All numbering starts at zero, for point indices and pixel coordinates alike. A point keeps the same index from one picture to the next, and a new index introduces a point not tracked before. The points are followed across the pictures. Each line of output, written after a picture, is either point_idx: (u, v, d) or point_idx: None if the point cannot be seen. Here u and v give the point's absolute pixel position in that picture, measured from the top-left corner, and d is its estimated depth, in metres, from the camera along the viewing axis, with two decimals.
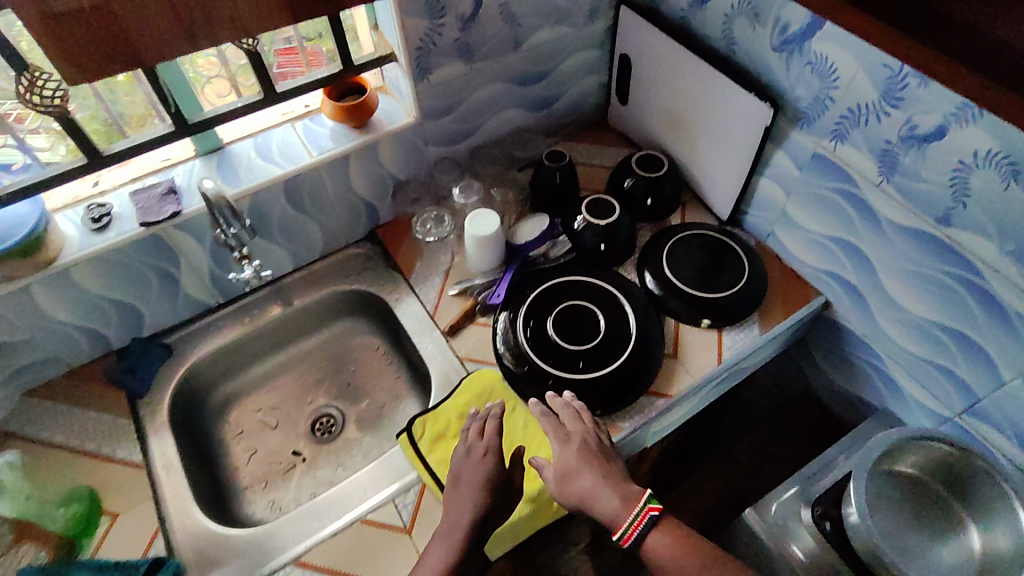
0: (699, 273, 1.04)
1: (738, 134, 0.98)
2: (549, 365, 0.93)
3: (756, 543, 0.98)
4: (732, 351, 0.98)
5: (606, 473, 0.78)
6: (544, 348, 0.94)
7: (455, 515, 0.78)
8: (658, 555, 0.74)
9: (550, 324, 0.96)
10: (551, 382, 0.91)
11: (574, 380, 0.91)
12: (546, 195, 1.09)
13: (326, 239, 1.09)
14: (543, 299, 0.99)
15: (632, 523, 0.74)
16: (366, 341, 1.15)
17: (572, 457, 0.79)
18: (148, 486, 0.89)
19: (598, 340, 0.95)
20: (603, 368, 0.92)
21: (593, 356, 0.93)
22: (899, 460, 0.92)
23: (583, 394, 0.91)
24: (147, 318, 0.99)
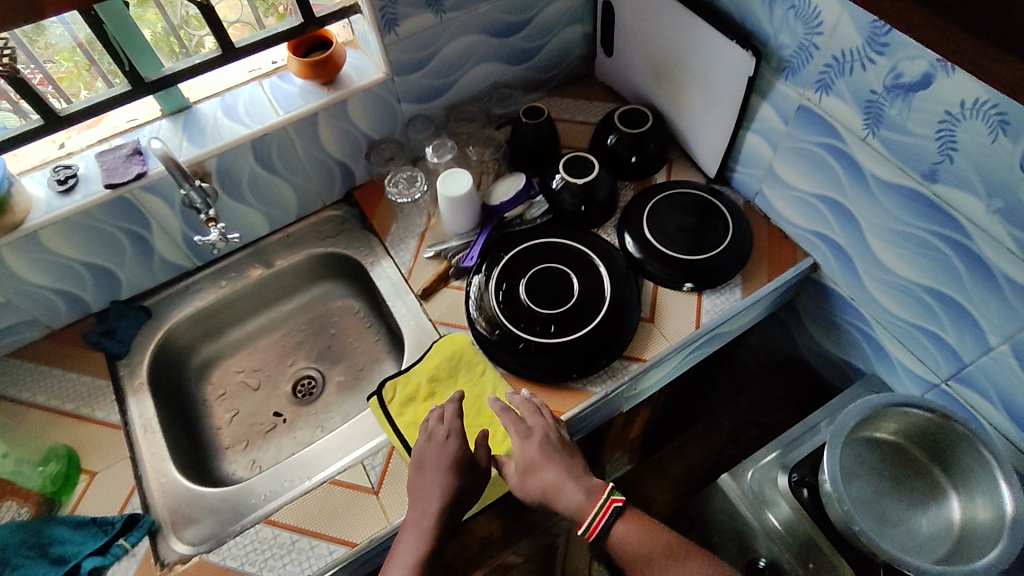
0: (681, 233, 1.00)
1: (722, 87, 0.93)
2: (520, 329, 0.91)
3: (732, 508, 0.97)
4: (712, 315, 0.95)
5: (568, 466, 0.80)
6: (516, 312, 0.93)
7: (424, 496, 0.78)
8: (624, 544, 0.75)
9: (522, 287, 0.94)
10: (521, 346, 0.90)
11: (545, 344, 0.90)
12: (524, 153, 1.06)
13: (301, 201, 1.08)
14: (518, 262, 0.97)
15: (596, 516, 0.76)
16: (346, 304, 1.14)
17: (534, 452, 0.81)
18: (126, 445, 0.91)
19: (571, 304, 0.93)
20: (574, 332, 0.91)
21: (565, 320, 0.91)
22: (878, 427, 0.89)
23: (554, 358, 0.90)
24: (125, 281, 1.00)
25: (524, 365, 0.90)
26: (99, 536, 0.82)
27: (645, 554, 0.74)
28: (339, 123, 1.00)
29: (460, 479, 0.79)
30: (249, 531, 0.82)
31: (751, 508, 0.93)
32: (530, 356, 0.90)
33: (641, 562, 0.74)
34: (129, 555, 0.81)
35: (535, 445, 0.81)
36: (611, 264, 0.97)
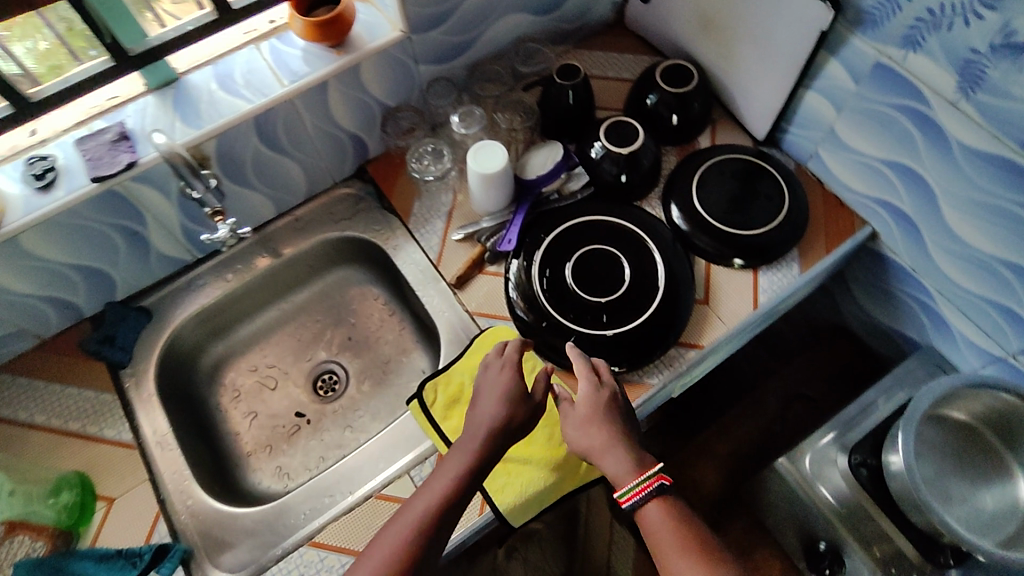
0: (731, 204, 0.91)
1: (787, 42, 0.83)
2: (569, 320, 0.84)
3: (787, 489, 0.94)
4: (769, 294, 0.89)
5: (622, 433, 0.72)
6: (564, 301, 0.85)
7: (473, 420, 0.72)
8: (656, 526, 0.65)
9: (569, 273, 0.86)
10: (573, 339, 0.83)
11: (598, 338, 0.83)
12: (558, 118, 0.95)
13: (309, 179, 0.96)
14: (561, 243, 0.89)
15: (638, 485, 0.67)
16: (364, 290, 1.05)
17: (593, 404, 0.73)
18: (143, 466, 0.82)
19: (624, 291, 0.86)
20: (629, 323, 0.84)
21: (617, 309, 0.84)
22: (951, 405, 0.85)
23: (608, 352, 0.83)
24: (119, 280, 0.89)
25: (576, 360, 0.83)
26: (129, 569, 0.74)
27: (678, 541, 0.63)
28: (350, 90, 0.88)
29: (513, 406, 0.72)
30: (293, 556, 0.75)
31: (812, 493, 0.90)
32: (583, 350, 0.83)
33: (670, 548, 0.63)
34: None
35: (597, 397, 0.74)
36: (663, 242, 0.89)
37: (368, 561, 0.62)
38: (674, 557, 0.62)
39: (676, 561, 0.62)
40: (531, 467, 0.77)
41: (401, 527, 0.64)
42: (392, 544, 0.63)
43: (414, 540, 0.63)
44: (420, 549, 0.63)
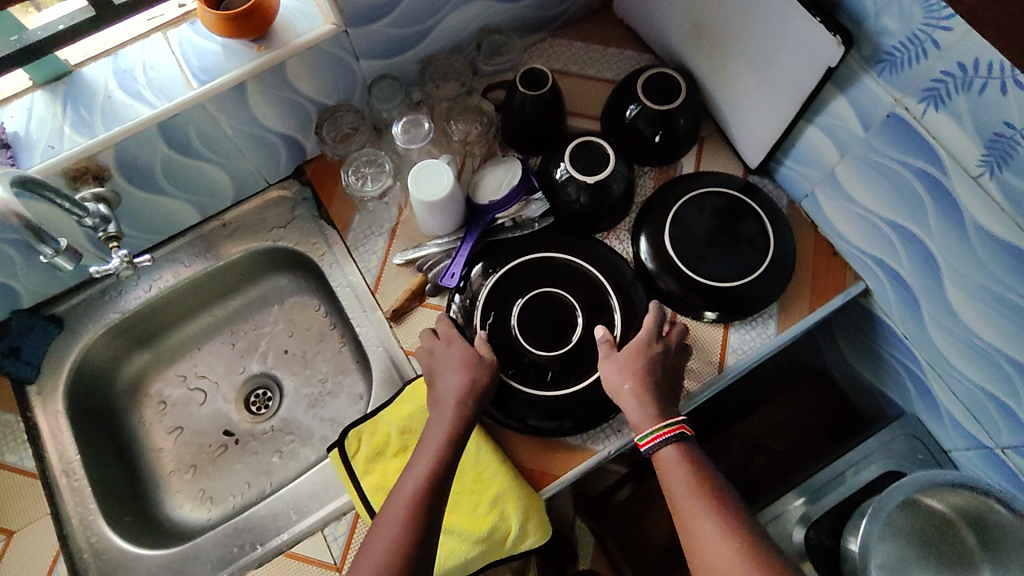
0: (708, 248, 0.80)
1: (790, 72, 0.70)
2: (510, 374, 0.76)
3: None
4: (740, 355, 0.79)
5: (653, 383, 0.70)
6: (506, 352, 0.76)
7: (438, 402, 0.71)
8: (669, 469, 0.66)
9: (515, 321, 0.77)
10: (512, 395, 0.75)
11: (541, 397, 0.75)
12: (520, 129, 0.83)
13: (237, 181, 0.86)
14: (510, 285, 0.79)
15: (656, 430, 0.67)
16: (303, 301, 0.96)
17: (638, 350, 0.72)
18: (47, 497, 0.78)
19: (574, 344, 0.77)
20: (575, 384, 0.75)
21: (564, 366, 0.76)
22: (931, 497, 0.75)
23: (556, 412, 0.75)
24: (22, 290, 0.82)
25: (518, 420, 0.75)
26: None
27: (690, 486, 0.64)
28: (276, 90, 0.76)
29: (472, 376, 0.71)
30: None
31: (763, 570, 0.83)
32: (524, 408, 0.75)
33: (682, 490, 0.64)
34: None
35: (648, 340, 0.73)
36: (623, 288, 0.79)
37: (372, 553, 0.63)
38: (685, 499, 0.64)
39: (686, 502, 0.64)
40: (450, 536, 0.72)
41: (395, 517, 0.64)
42: (391, 535, 0.63)
43: (411, 526, 0.63)
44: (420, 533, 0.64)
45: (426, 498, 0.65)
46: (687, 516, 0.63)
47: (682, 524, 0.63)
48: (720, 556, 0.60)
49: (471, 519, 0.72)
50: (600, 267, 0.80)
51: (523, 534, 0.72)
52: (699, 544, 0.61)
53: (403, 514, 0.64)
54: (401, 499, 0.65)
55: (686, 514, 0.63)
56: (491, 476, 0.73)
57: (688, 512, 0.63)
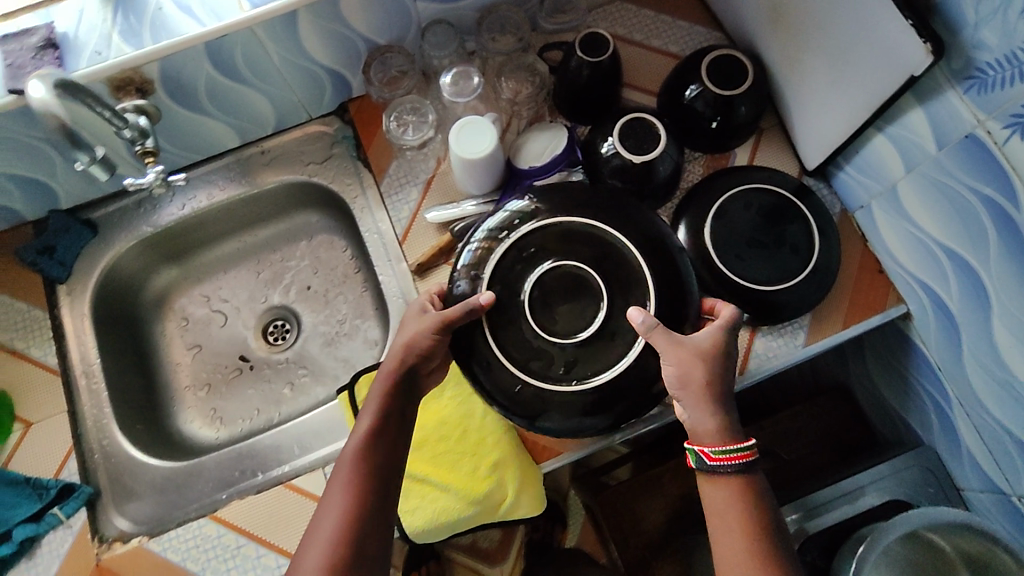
0: (747, 247, 0.76)
1: (870, 74, 0.65)
2: (518, 363, 0.59)
3: None
4: (762, 361, 0.76)
5: (724, 385, 0.60)
6: (512, 334, 0.60)
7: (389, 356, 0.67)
8: (721, 503, 0.58)
9: (526, 300, 0.60)
10: (519, 390, 0.60)
11: (557, 394, 0.59)
12: (572, 95, 0.80)
13: (280, 111, 0.85)
14: (525, 248, 0.61)
15: (730, 452, 0.57)
16: (331, 240, 0.96)
17: (713, 344, 0.60)
18: (65, 394, 0.80)
19: (597, 328, 0.59)
20: (595, 376, 0.59)
21: (584, 356, 0.59)
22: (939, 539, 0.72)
23: (575, 412, 0.60)
24: (59, 190, 0.83)
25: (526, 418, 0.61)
26: (33, 500, 0.74)
27: (744, 529, 0.56)
28: (328, 23, 0.74)
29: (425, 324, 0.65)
30: (193, 525, 0.73)
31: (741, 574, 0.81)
32: (533, 406, 0.60)
33: (733, 534, 0.56)
34: (64, 527, 0.74)
35: (727, 333, 0.62)
36: (664, 262, 0.61)
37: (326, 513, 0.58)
38: (735, 544, 0.56)
39: (734, 546, 0.56)
40: (445, 495, 0.72)
41: (341, 471, 0.60)
42: (349, 479, 0.59)
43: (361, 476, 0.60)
44: (379, 474, 0.60)
45: (379, 438, 0.62)
46: (734, 562, 0.55)
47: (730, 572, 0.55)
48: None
49: (468, 481, 0.73)
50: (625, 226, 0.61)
51: (516, 503, 0.72)
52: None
53: (358, 458, 0.60)
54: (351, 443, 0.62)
55: (733, 559, 0.55)
56: (493, 441, 0.74)
57: (735, 557, 0.55)
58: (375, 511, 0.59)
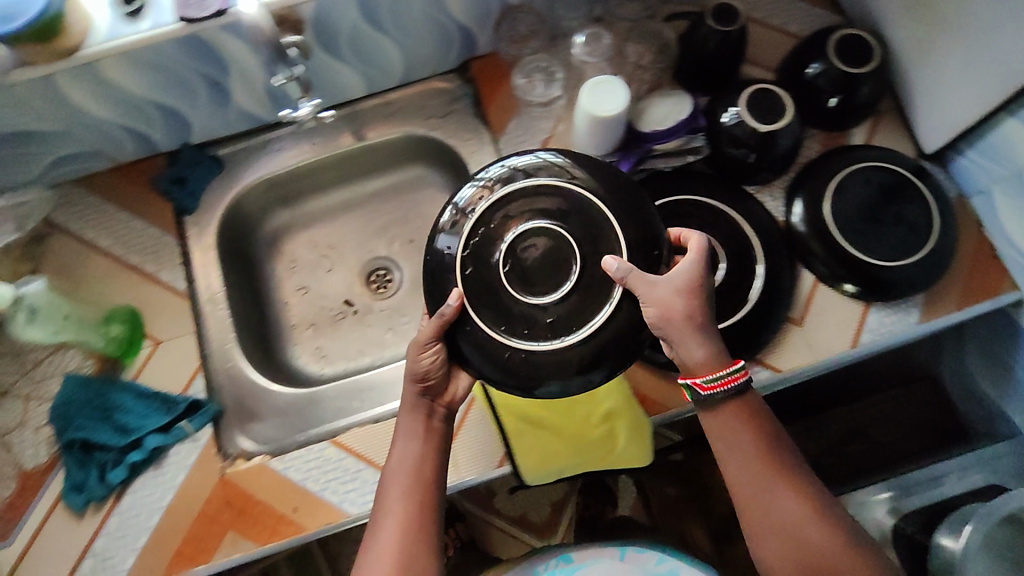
0: (865, 223, 0.79)
1: (1010, 55, 0.66)
2: (501, 331, 0.56)
3: None
4: (872, 337, 0.79)
5: (708, 314, 0.61)
6: (493, 304, 0.56)
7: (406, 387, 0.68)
8: (728, 432, 0.63)
9: (501, 271, 0.56)
10: (507, 356, 0.56)
11: (547, 356, 0.55)
12: (695, 64, 0.82)
13: (408, 64, 0.89)
14: (490, 220, 0.57)
15: (726, 377, 0.61)
16: (437, 197, 0.99)
17: (692, 275, 0.60)
18: (192, 318, 0.84)
19: (574, 283, 0.55)
20: (578, 332, 0.55)
21: (571, 310, 0.55)
22: None
23: (572, 372, 0.55)
24: (195, 124, 0.86)
25: (520, 385, 0.56)
26: (162, 413, 0.79)
27: (754, 447, 0.62)
28: None
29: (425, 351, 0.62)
30: (314, 447, 0.78)
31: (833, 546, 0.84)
32: (527, 372, 0.56)
33: (742, 457, 0.62)
34: (192, 440, 0.79)
35: (703, 263, 0.61)
36: (630, 206, 0.57)
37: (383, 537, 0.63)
38: (747, 465, 0.62)
39: (746, 465, 0.62)
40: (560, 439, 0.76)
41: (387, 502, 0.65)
42: (398, 503, 0.64)
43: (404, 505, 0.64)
44: (422, 495, 0.65)
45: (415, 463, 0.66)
46: (753, 479, 0.62)
47: (749, 489, 0.62)
48: (792, 524, 0.60)
49: (584, 427, 0.77)
50: (588, 175, 0.58)
51: (629, 449, 0.76)
52: (768, 507, 0.61)
53: (399, 485, 0.65)
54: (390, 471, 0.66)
55: (750, 477, 0.62)
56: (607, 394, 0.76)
57: (753, 475, 0.62)
58: (426, 527, 0.64)
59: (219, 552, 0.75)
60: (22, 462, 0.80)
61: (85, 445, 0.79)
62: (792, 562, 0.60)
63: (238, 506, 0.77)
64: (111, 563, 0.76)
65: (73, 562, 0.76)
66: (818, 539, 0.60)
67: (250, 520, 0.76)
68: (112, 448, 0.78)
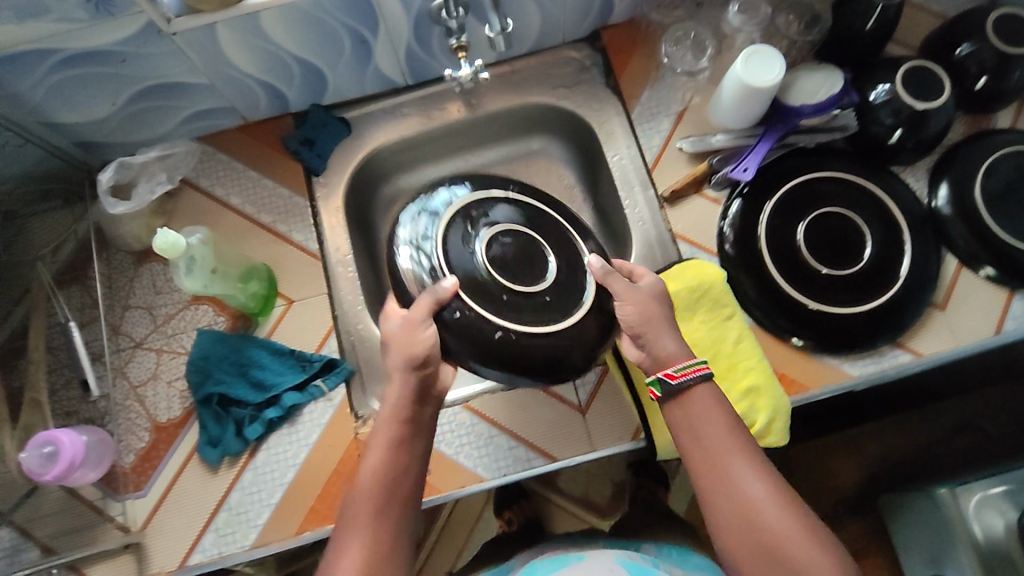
0: (1015, 206, 0.78)
1: None
2: (490, 310, 0.63)
3: (934, 522, 0.86)
4: (1018, 323, 0.77)
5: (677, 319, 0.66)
6: (479, 288, 0.63)
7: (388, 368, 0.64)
8: (705, 404, 0.60)
9: (485, 256, 0.64)
10: (496, 336, 0.63)
11: (531, 340, 0.63)
12: (843, 40, 0.81)
13: (543, 30, 0.88)
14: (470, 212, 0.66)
15: (695, 362, 0.61)
16: (552, 168, 0.97)
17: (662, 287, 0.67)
18: (324, 279, 0.84)
19: (554, 273, 0.65)
20: (559, 322, 0.64)
21: (550, 301, 0.64)
22: None
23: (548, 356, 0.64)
24: (330, 84, 0.86)
25: (507, 364, 0.64)
26: (298, 371, 0.80)
27: (728, 424, 0.59)
28: None
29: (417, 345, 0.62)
30: (448, 412, 0.79)
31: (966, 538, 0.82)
32: (510, 352, 0.63)
33: (721, 432, 0.59)
34: (326, 399, 0.79)
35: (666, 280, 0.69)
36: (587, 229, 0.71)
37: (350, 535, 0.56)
38: (722, 437, 0.58)
39: (722, 439, 0.58)
40: None
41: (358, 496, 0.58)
42: (364, 521, 0.56)
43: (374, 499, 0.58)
44: (390, 519, 0.57)
45: (387, 481, 0.58)
46: (722, 454, 0.58)
47: (719, 465, 0.57)
48: (761, 507, 0.55)
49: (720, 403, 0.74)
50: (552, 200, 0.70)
51: (765, 430, 0.74)
52: (735, 485, 0.56)
53: (367, 503, 0.57)
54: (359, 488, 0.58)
55: (721, 451, 0.58)
56: (746, 370, 0.75)
57: (722, 451, 0.58)
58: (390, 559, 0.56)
59: None
60: (156, 415, 0.80)
61: (222, 401, 0.80)
62: (760, 549, 0.54)
63: None
64: (246, 518, 0.76)
65: (207, 516, 0.76)
66: (788, 525, 0.54)
67: None
68: (249, 403, 0.79)
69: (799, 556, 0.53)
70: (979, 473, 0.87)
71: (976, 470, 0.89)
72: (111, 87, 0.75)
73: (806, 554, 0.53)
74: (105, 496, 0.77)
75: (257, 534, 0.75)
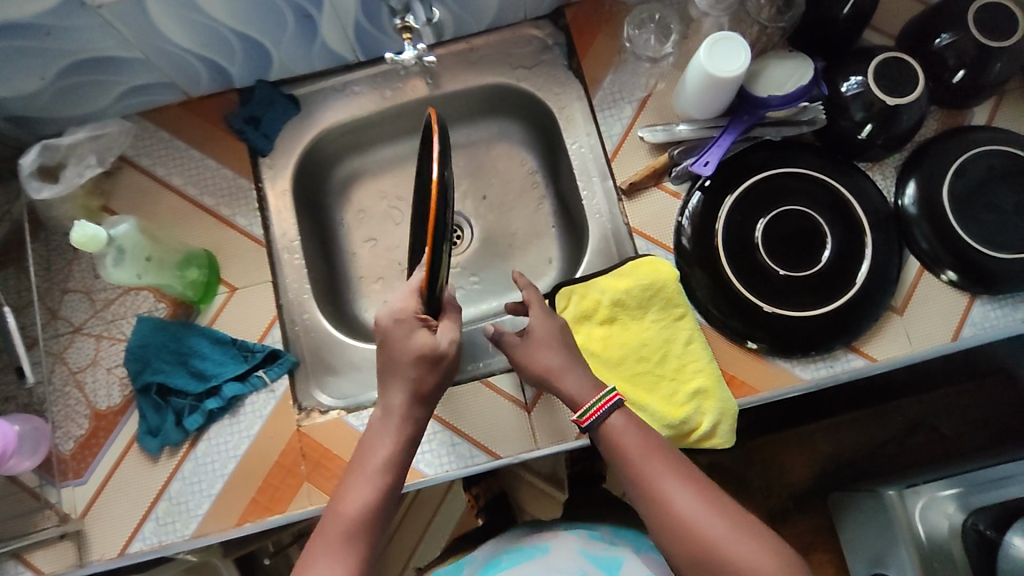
0: (983, 208, 0.75)
1: None
2: None
3: (880, 519, 0.86)
4: (976, 330, 0.75)
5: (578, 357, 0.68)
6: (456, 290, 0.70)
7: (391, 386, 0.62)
8: (622, 432, 0.61)
9: None
10: None
11: None
12: (816, 26, 0.77)
13: (502, 7, 0.83)
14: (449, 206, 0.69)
15: (594, 404, 0.62)
16: (512, 151, 0.94)
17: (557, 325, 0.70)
18: (268, 265, 0.82)
19: None
20: None
21: None
22: None
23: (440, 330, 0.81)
24: (275, 59, 0.82)
25: None
26: (239, 361, 0.78)
27: (649, 444, 0.60)
28: None
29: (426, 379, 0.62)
30: None
31: (909, 539, 0.82)
32: None
33: (644, 454, 0.59)
34: (268, 390, 0.78)
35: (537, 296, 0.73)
36: None
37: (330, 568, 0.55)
38: (642, 458, 0.59)
39: (643, 459, 0.59)
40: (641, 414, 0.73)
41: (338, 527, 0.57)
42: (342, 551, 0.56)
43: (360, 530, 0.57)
44: (373, 544, 0.58)
45: (378, 510, 0.58)
46: (649, 474, 0.58)
47: (642, 482, 0.58)
48: (696, 519, 0.55)
49: (666, 403, 0.73)
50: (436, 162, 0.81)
51: (709, 433, 0.72)
52: (662, 500, 0.57)
53: (359, 534, 0.57)
54: (345, 515, 0.57)
55: (648, 471, 0.58)
56: (692, 372, 0.73)
57: (648, 472, 0.58)
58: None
59: (294, 503, 0.75)
60: (95, 402, 0.78)
61: (161, 390, 0.78)
62: (702, 560, 0.54)
63: (314, 459, 0.76)
64: (186, 508, 0.75)
65: (147, 504, 0.75)
66: (717, 526, 0.54)
67: (327, 473, 0.75)
68: (188, 393, 0.77)
69: (735, 555, 0.53)
70: (928, 475, 0.86)
71: (927, 471, 0.89)
72: (36, 60, 0.71)
73: (739, 548, 0.53)
74: (43, 483, 0.76)
75: (197, 524, 0.74)
